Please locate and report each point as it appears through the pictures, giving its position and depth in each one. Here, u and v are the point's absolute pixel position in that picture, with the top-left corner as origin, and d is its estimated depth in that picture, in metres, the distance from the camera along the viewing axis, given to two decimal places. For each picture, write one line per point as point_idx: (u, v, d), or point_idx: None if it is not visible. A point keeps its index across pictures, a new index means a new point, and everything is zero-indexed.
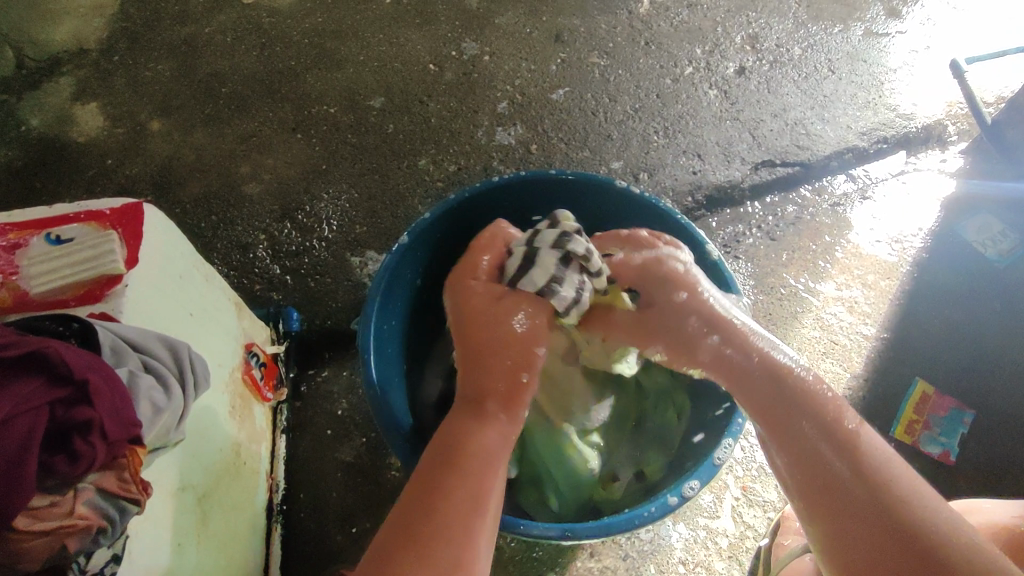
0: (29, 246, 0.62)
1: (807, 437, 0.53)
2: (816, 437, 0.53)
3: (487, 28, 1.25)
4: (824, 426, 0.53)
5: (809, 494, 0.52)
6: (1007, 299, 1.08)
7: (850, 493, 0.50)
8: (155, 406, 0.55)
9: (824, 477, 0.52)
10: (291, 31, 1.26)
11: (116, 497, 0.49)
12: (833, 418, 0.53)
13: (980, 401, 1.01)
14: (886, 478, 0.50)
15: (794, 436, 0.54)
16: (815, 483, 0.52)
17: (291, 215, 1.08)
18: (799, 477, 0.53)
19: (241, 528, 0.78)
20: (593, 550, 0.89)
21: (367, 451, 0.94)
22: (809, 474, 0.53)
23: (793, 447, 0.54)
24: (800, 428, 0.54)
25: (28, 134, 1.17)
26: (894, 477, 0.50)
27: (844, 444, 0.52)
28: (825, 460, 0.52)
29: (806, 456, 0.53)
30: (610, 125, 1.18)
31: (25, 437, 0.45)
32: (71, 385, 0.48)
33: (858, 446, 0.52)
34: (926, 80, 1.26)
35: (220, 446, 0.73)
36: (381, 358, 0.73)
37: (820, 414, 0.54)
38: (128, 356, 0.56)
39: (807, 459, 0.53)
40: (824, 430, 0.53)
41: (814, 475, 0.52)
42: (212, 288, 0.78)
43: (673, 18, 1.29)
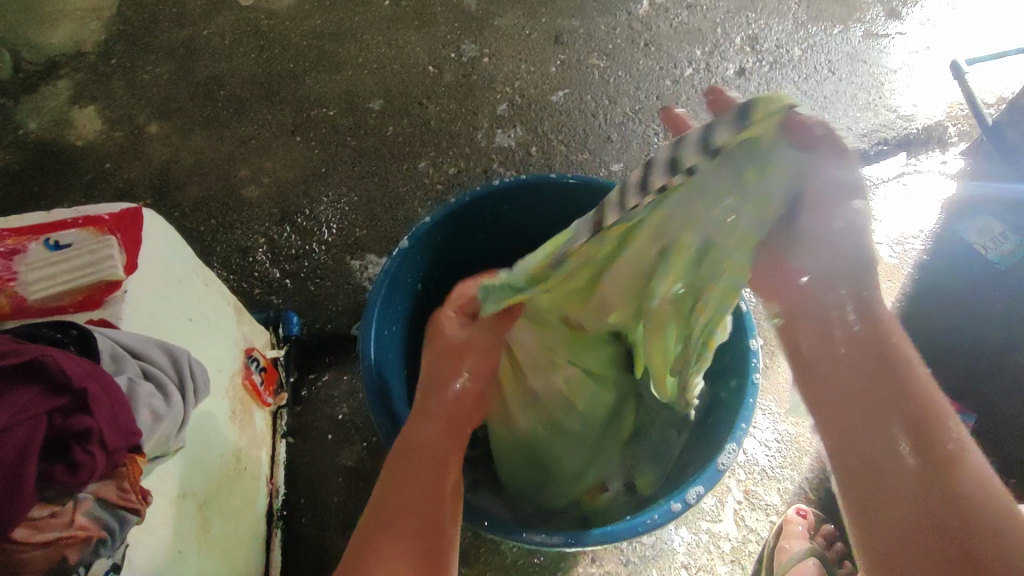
0: (28, 251, 0.61)
1: (882, 428, 0.46)
2: (896, 429, 0.45)
3: (486, 30, 1.25)
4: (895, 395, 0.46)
5: (868, 484, 0.45)
6: (1010, 301, 1.08)
7: (917, 499, 0.43)
8: (155, 414, 0.54)
9: (890, 470, 0.44)
10: (289, 34, 1.25)
11: (116, 507, 0.49)
12: (925, 411, 0.45)
13: (982, 404, 1.01)
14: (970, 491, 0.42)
15: (870, 426, 0.46)
16: (872, 454, 0.45)
17: (290, 218, 1.08)
18: (857, 463, 0.46)
19: (241, 534, 0.78)
20: (595, 555, 0.89)
21: (367, 455, 0.93)
22: (874, 466, 0.45)
23: (864, 437, 0.46)
24: (880, 420, 0.46)
25: (26, 138, 1.17)
26: (981, 494, 0.42)
27: (930, 449, 0.44)
28: (903, 458, 0.44)
29: (874, 448, 0.46)
30: (611, 127, 1.17)
31: (23, 448, 0.44)
32: (70, 394, 0.47)
33: (951, 456, 0.43)
34: (926, 81, 1.26)
35: (220, 452, 0.73)
36: (382, 363, 0.73)
37: (896, 398, 0.46)
38: (127, 362, 0.55)
39: (878, 452, 0.45)
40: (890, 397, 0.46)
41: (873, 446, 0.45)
42: (212, 293, 0.77)
43: (672, 20, 1.28)
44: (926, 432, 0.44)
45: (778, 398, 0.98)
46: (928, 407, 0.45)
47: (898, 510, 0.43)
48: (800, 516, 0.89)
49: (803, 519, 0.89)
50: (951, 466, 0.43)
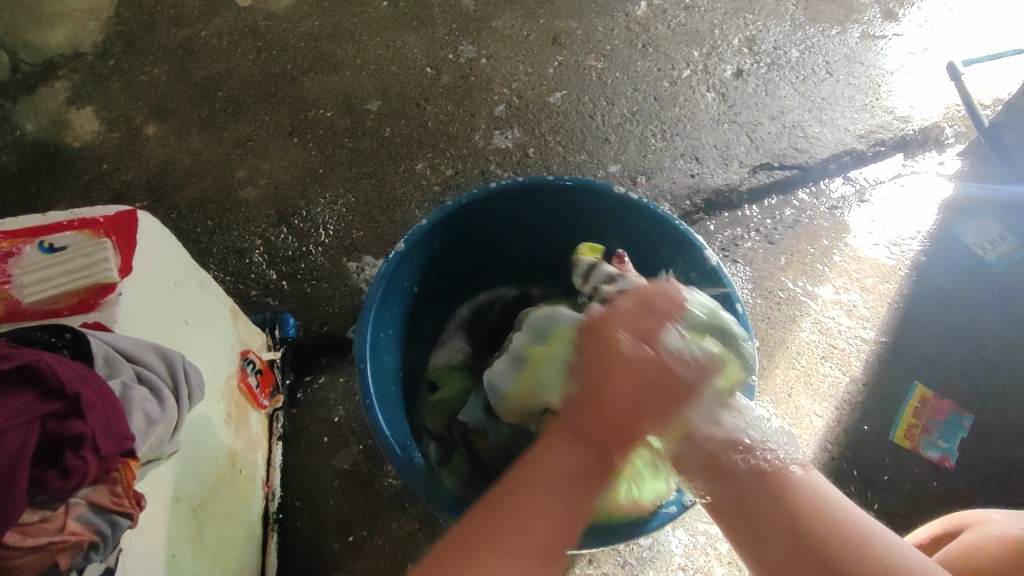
0: (22, 254, 0.61)
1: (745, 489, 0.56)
2: (751, 491, 0.56)
3: (483, 31, 1.25)
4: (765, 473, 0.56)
5: (744, 534, 0.55)
6: (1007, 302, 1.08)
7: (785, 541, 0.52)
8: (148, 419, 0.54)
9: (761, 517, 0.54)
10: (287, 35, 1.25)
11: (108, 511, 0.49)
12: (760, 473, 0.56)
13: (980, 405, 1.01)
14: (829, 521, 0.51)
15: (733, 487, 0.57)
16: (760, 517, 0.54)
17: (287, 219, 1.08)
18: (736, 520, 0.56)
19: (237, 537, 0.78)
20: (592, 557, 0.89)
21: (364, 458, 0.93)
22: (748, 518, 0.55)
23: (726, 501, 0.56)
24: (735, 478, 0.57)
25: (23, 139, 1.17)
26: (833, 520, 0.51)
27: (780, 492, 0.54)
28: (767, 505, 0.54)
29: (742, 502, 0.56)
30: (608, 128, 1.17)
31: (16, 453, 0.44)
32: (63, 399, 0.47)
33: (791, 492, 0.54)
34: (924, 82, 1.26)
35: (215, 455, 0.72)
36: (378, 365, 0.73)
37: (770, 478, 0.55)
38: (121, 366, 0.55)
39: (745, 508, 0.55)
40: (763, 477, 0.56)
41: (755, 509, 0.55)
42: (207, 295, 0.77)
43: (670, 21, 1.28)
44: (766, 484, 0.55)
45: (774, 399, 0.99)
46: (752, 464, 0.57)
47: (772, 547, 0.52)
48: None
49: None
50: (797, 501, 0.53)
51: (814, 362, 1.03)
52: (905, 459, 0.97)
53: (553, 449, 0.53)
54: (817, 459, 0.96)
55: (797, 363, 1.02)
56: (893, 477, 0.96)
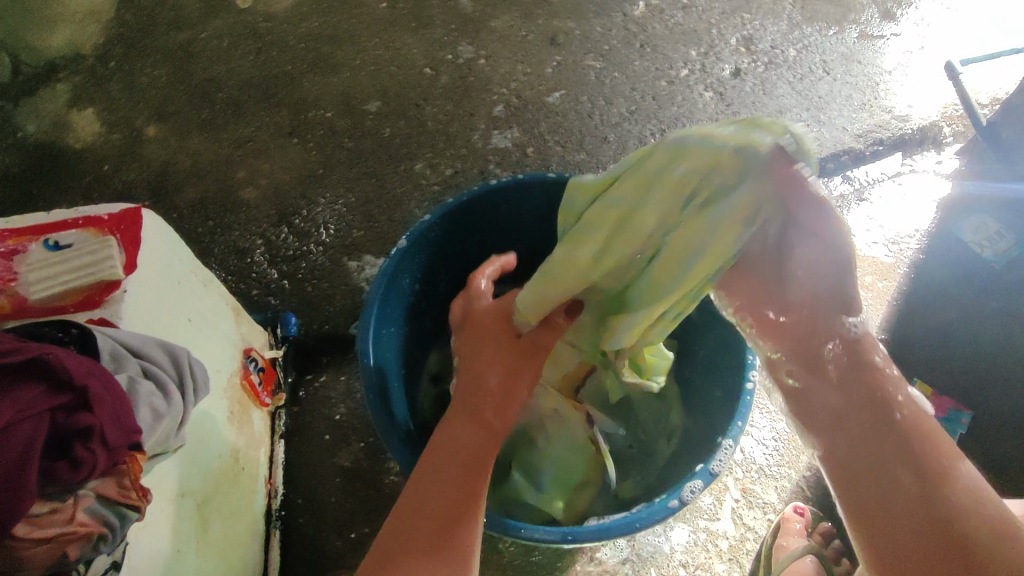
0: (28, 252, 0.61)
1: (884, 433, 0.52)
2: (896, 435, 0.52)
3: (482, 32, 1.26)
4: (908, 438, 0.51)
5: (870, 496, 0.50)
6: (1003, 299, 1.08)
7: (911, 496, 0.49)
8: (155, 412, 0.55)
9: (884, 482, 0.50)
10: (286, 36, 1.26)
11: (116, 503, 0.49)
12: (926, 435, 0.51)
13: (979, 402, 1.01)
14: (970, 504, 0.47)
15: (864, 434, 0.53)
16: (882, 483, 0.50)
17: (288, 219, 1.08)
18: (867, 486, 0.51)
19: (240, 533, 0.78)
20: (593, 553, 0.89)
21: (365, 455, 0.94)
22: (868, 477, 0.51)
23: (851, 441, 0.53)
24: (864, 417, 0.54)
25: (24, 140, 1.17)
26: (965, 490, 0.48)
27: (932, 456, 0.50)
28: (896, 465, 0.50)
29: (872, 437, 0.52)
30: (607, 128, 1.18)
31: (27, 444, 0.45)
32: (72, 391, 0.48)
33: (948, 466, 0.49)
34: (920, 82, 1.27)
35: (218, 452, 0.73)
36: (380, 362, 0.73)
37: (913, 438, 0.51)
38: (127, 362, 0.55)
39: (875, 462, 0.51)
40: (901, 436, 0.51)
41: (880, 472, 0.51)
42: (210, 293, 0.77)
43: (668, 21, 1.29)
44: (917, 447, 0.50)
45: None
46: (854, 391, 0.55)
47: (887, 495, 0.50)
48: (798, 514, 0.90)
49: (801, 517, 0.90)
50: (948, 478, 0.48)
51: None
52: None
53: (455, 427, 0.59)
54: None
55: None
56: None
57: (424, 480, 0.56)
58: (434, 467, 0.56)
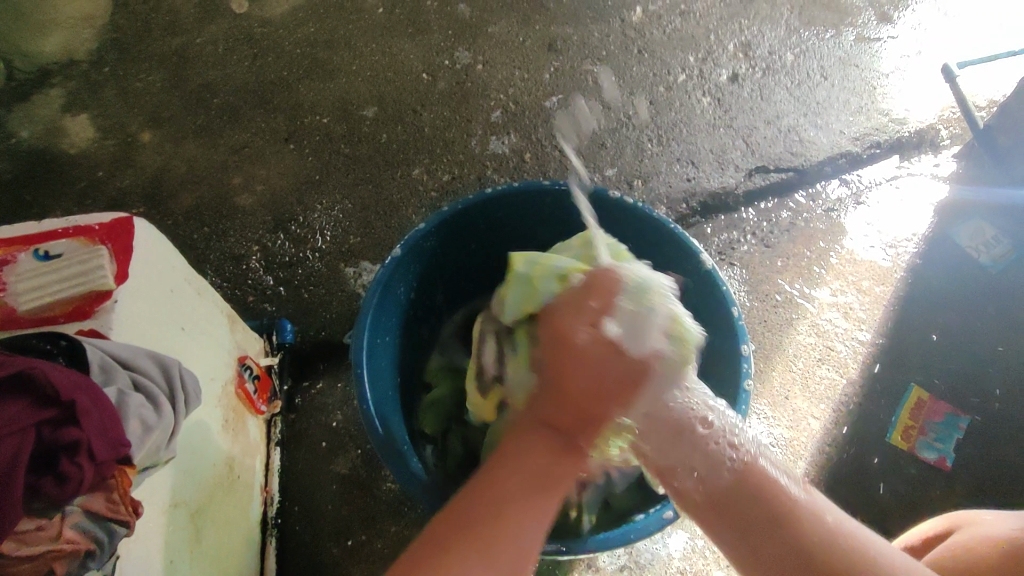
0: (18, 262, 0.61)
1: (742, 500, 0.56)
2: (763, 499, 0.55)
3: (480, 37, 1.25)
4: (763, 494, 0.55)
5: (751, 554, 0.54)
6: (1002, 304, 1.08)
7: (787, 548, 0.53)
8: (145, 424, 0.54)
9: (765, 542, 0.54)
10: (283, 42, 1.25)
11: (104, 519, 0.48)
12: (781, 494, 0.55)
13: (978, 407, 1.01)
14: (837, 544, 0.52)
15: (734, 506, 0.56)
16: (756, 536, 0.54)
17: (283, 225, 1.08)
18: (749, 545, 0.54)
19: (234, 543, 0.78)
20: (591, 561, 0.88)
21: (362, 463, 0.93)
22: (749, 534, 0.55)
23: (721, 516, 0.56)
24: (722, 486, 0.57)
25: (19, 146, 1.17)
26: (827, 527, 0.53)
27: (784, 510, 0.54)
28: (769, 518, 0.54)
29: (738, 500, 0.56)
30: (604, 133, 1.18)
31: (11, 460, 0.44)
32: (58, 406, 0.47)
33: (801, 514, 0.54)
34: (918, 86, 1.27)
35: (212, 462, 0.72)
36: (374, 370, 0.73)
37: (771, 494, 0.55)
38: (117, 373, 0.55)
39: (750, 524, 0.55)
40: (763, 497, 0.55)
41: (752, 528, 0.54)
42: (204, 302, 0.77)
43: (665, 26, 1.29)
44: (773, 504, 0.55)
45: (770, 402, 1.00)
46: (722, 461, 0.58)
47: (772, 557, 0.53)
48: None
49: None
50: (802, 523, 0.53)
51: (810, 365, 1.03)
52: (903, 460, 0.98)
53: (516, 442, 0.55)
54: (815, 460, 0.97)
55: (793, 365, 1.03)
56: (890, 478, 0.96)
57: (501, 491, 0.53)
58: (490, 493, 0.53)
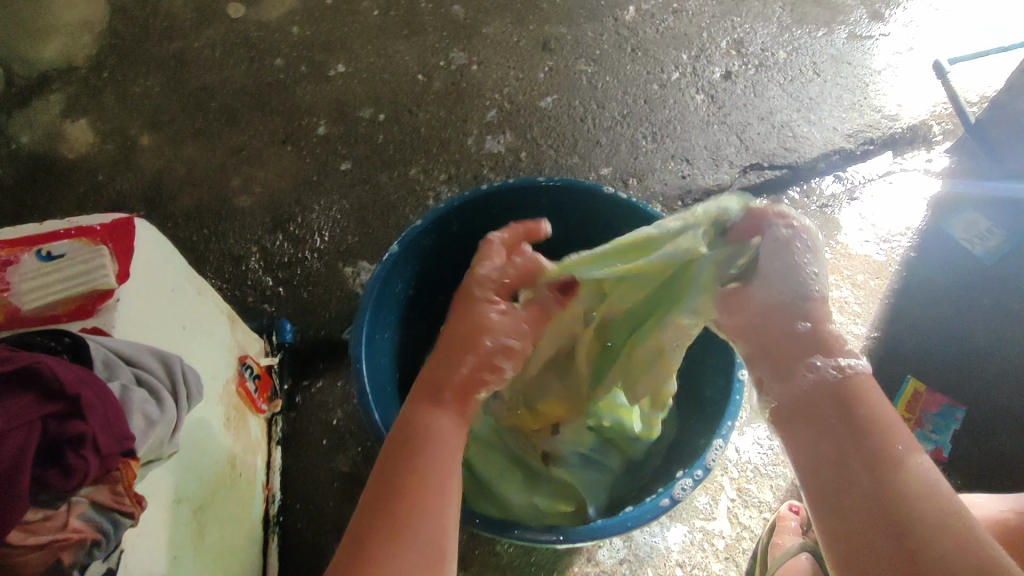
0: (21, 262, 0.62)
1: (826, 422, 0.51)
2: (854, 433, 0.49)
3: (475, 38, 1.27)
4: (862, 435, 0.49)
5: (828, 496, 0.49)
6: (995, 296, 1.09)
7: (870, 496, 0.47)
8: (148, 419, 0.55)
9: (850, 479, 0.48)
10: (279, 44, 1.26)
11: (109, 511, 0.49)
12: (884, 436, 0.49)
13: (973, 397, 1.02)
14: (927, 504, 0.46)
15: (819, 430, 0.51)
16: (843, 479, 0.48)
17: (282, 226, 1.09)
18: (821, 482, 0.50)
19: (237, 539, 0.78)
20: (591, 555, 0.89)
21: (362, 461, 0.94)
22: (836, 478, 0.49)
23: (807, 442, 0.51)
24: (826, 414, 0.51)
25: (19, 152, 1.18)
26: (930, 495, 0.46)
27: (883, 455, 0.48)
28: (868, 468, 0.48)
29: (828, 437, 0.50)
30: (599, 131, 1.19)
31: (19, 452, 0.45)
32: (63, 400, 0.48)
33: (898, 460, 0.48)
34: (909, 82, 1.28)
35: (215, 459, 0.73)
36: (374, 366, 0.73)
37: (867, 433, 0.49)
38: (120, 369, 0.56)
39: (829, 442, 0.50)
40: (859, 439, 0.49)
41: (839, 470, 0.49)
42: (204, 301, 0.78)
43: (658, 25, 1.30)
44: (871, 444, 0.49)
45: None
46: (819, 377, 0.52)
47: (857, 502, 0.47)
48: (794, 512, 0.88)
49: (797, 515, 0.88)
50: (900, 475, 0.47)
51: None
52: None
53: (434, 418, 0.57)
54: None
55: None
56: None
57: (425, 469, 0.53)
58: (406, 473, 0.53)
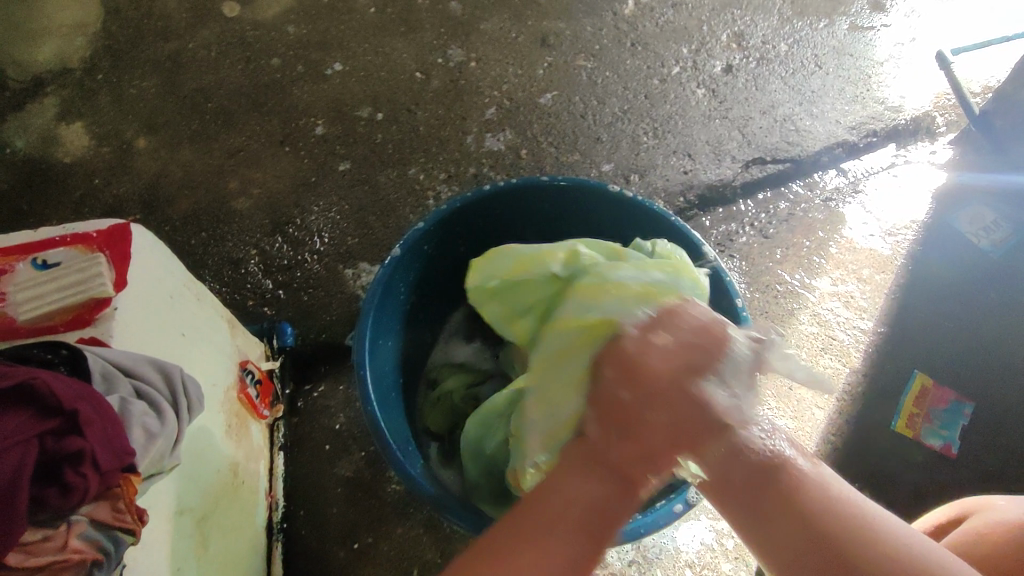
0: (15, 272, 0.61)
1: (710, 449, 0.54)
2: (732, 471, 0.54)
3: (472, 34, 1.25)
4: (747, 463, 0.54)
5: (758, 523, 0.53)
6: (1003, 288, 1.08)
7: (774, 503, 0.52)
8: (148, 432, 0.54)
9: (761, 502, 0.53)
10: (275, 44, 1.25)
11: (110, 528, 0.48)
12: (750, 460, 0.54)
13: (980, 391, 1.01)
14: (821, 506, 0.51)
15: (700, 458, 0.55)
16: (759, 504, 0.53)
17: (281, 228, 1.08)
18: (743, 512, 0.54)
19: (240, 548, 0.77)
20: (599, 557, 0.88)
21: (366, 464, 0.93)
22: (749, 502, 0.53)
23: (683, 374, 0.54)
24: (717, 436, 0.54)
25: (14, 156, 1.16)
26: (828, 499, 0.52)
27: (784, 485, 0.52)
28: (776, 502, 0.52)
29: (737, 481, 0.54)
30: (599, 127, 1.17)
31: (15, 470, 0.44)
32: (61, 416, 0.47)
33: (798, 487, 0.52)
34: (913, 73, 1.26)
35: (217, 468, 0.72)
36: (377, 371, 0.72)
37: (741, 453, 0.54)
38: (119, 382, 0.55)
39: (751, 492, 0.53)
40: (752, 465, 0.54)
41: (761, 502, 0.53)
42: (203, 308, 0.77)
43: (658, 19, 1.29)
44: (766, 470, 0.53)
45: (774, 392, 1.00)
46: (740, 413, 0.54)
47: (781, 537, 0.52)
48: None
49: None
50: (805, 496, 0.52)
51: (813, 355, 1.03)
52: (908, 448, 0.98)
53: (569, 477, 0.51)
54: (819, 451, 0.97)
55: (796, 356, 1.03)
56: (896, 468, 0.96)
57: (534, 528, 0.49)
58: (551, 502, 0.50)
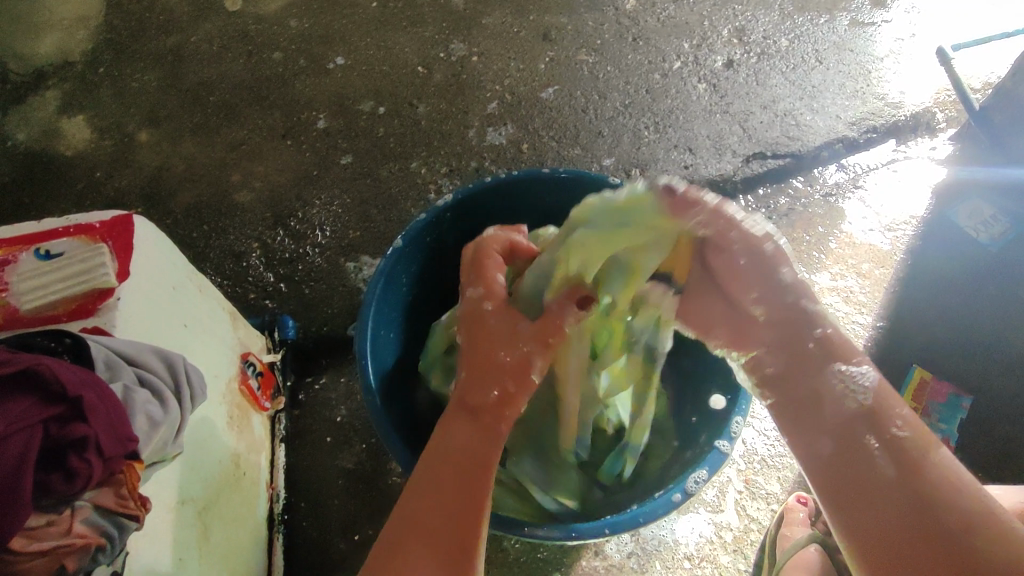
0: (18, 262, 0.61)
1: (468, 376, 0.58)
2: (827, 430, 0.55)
3: (474, 29, 1.25)
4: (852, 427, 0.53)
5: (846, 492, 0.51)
6: (1002, 283, 1.08)
7: (879, 465, 0.50)
8: (151, 420, 0.54)
9: (862, 466, 0.51)
10: (277, 38, 1.25)
11: (114, 513, 0.49)
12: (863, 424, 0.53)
13: (978, 386, 1.01)
14: (924, 470, 0.49)
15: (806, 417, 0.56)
16: (856, 466, 0.52)
17: (283, 221, 1.08)
18: (837, 471, 0.53)
19: (241, 538, 0.78)
20: (598, 549, 0.89)
21: (367, 456, 0.93)
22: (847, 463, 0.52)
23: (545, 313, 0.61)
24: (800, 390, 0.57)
25: (15, 149, 1.17)
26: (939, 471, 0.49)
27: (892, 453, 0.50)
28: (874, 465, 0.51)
29: (845, 443, 0.53)
30: (600, 122, 1.17)
31: (18, 460, 0.44)
32: (65, 403, 0.47)
33: (912, 453, 0.50)
34: (914, 68, 1.27)
35: (219, 458, 0.72)
36: (378, 362, 0.73)
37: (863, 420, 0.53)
38: (122, 370, 0.55)
39: (851, 458, 0.52)
40: (860, 428, 0.52)
41: (857, 466, 0.52)
42: (206, 299, 0.77)
43: (659, 14, 1.29)
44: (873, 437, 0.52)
45: None
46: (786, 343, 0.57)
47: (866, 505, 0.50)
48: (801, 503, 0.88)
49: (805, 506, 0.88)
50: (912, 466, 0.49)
51: None
52: None
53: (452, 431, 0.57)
54: None
55: None
56: None
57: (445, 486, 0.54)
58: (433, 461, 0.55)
